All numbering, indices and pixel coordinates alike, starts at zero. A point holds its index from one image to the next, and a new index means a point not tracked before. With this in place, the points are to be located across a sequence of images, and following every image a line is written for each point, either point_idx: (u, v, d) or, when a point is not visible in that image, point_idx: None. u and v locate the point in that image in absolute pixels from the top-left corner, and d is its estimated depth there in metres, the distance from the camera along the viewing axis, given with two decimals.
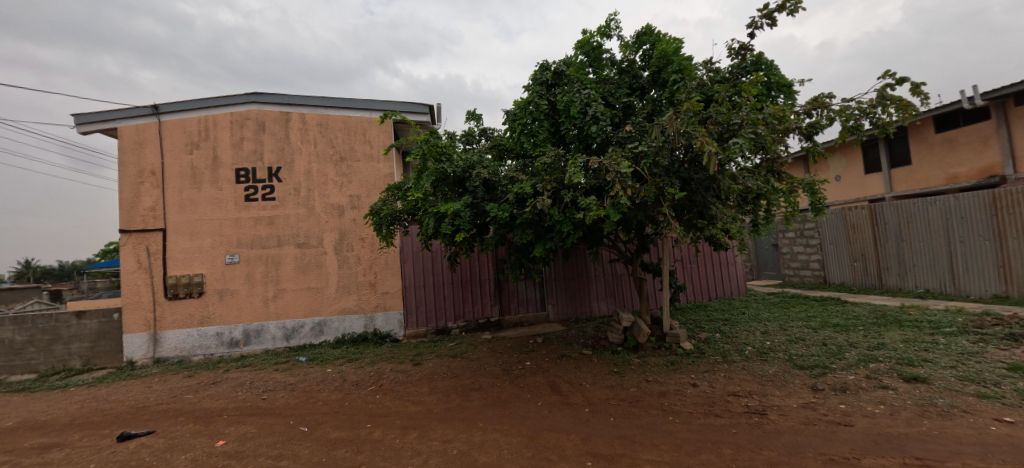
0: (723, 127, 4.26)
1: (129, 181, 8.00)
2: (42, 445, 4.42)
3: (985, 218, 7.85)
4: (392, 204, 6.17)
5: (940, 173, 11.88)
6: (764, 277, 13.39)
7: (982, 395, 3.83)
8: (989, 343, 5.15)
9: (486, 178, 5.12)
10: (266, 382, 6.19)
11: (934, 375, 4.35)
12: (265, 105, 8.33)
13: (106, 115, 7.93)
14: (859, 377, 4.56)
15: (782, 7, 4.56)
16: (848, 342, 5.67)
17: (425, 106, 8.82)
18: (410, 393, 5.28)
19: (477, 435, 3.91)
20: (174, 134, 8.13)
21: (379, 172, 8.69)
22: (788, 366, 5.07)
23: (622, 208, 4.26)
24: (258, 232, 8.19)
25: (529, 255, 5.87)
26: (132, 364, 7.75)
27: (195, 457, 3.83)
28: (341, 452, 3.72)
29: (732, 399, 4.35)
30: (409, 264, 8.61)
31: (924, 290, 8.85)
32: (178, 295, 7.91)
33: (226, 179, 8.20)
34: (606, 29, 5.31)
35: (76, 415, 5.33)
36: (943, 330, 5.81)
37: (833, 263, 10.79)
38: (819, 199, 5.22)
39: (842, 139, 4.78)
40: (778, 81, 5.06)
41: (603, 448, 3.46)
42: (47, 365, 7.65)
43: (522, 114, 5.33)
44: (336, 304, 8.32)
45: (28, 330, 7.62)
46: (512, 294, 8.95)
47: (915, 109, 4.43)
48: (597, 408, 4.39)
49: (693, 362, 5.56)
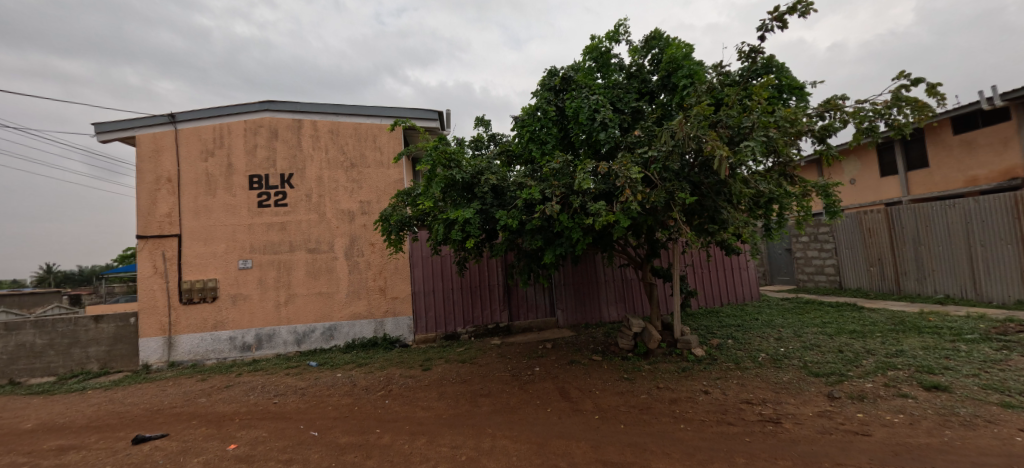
0: (734, 131, 4.23)
1: (146, 188, 8.17)
2: (59, 446, 4.49)
3: (1006, 221, 7.65)
4: (402, 210, 6.20)
5: (960, 175, 11.61)
6: (777, 282, 13.19)
7: (1007, 404, 3.70)
8: (1014, 350, 4.99)
9: (494, 183, 5.12)
10: (278, 386, 6.26)
11: (956, 384, 4.23)
12: (278, 113, 8.48)
13: (125, 123, 8.13)
14: (878, 385, 4.45)
15: (793, 9, 4.53)
16: (865, 349, 5.53)
17: (436, 113, 8.95)
18: (420, 398, 5.28)
19: (486, 441, 3.88)
20: (189, 141, 8.30)
21: (390, 177, 8.76)
22: (803, 374, 4.98)
23: (633, 214, 4.20)
24: (271, 238, 8.30)
25: (538, 260, 5.84)
26: (147, 368, 7.88)
27: (208, 460, 3.86)
28: (351, 457, 3.73)
29: (745, 407, 4.26)
30: (418, 270, 8.66)
31: (943, 295, 8.60)
32: (192, 300, 8.05)
33: (240, 185, 8.33)
34: (615, 34, 5.32)
35: (93, 417, 5.43)
36: (965, 337, 5.65)
37: (849, 267, 10.58)
38: (834, 202, 5.12)
39: (857, 142, 4.68)
40: (790, 84, 5.02)
41: (614, 456, 3.42)
42: (66, 368, 7.81)
43: (531, 120, 5.42)
44: (346, 310, 8.38)
45: (48, 333, 7.79)
46: (522, 299, 8.95)
47: (932, 111, 4.33)
48: (607, 415, 4.34)
49: (706, 368, 5.48)
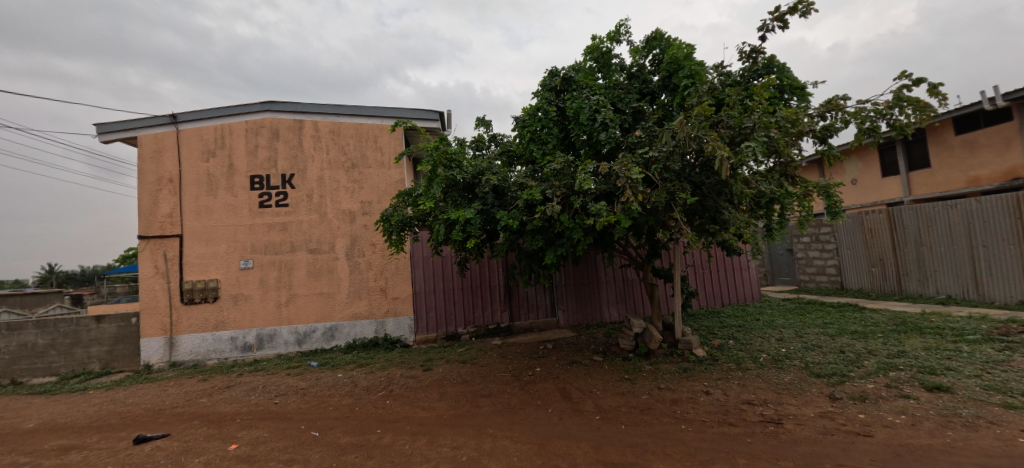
0: (735, 131, 4.22)
1: (148, 188, 8.18)
2: (60, 446, 4.49)
3: (1009, 222, 7.64)
4: (403, 210, 6.20)
5: (962, 176, 11.58)
6: (778, 282, 13.17)
7: (1009, 405, 3.69)
8: (1016, 351, 4.98)
9: (495, 184, 5.11)
10: (278, 386, 6.26)
11: (958, 385, 4.22)
12: (279, 113, 8.49)
13: (126, 123, 8.14)
14: (879, 385, 4.44)
15: (794, 9, 4.53)
16: (867, 350, 5.52)
17: (437, 113, 8.96)
18: (421, 399, 5.28)
19: (487, 442, 3.87)
20: (191, 142, 8.31)
21: (391, 178, 8.77)
22: (805, 374, 4.97)
23: (633, 214, 4.20)
24: (272, 238, 8.32)
25: (539, 260, 5.84)
26: (149, 368, 7.90)
27: (209, 460, 3.86)
28: (352, 457, 3.72)
29: (747, 408, 4.26)
30: (419, 270, 8.66)
31: (945, 296, 8.58)
32: (194, 300, 8.07)
33: (241, 185, 8.34)
34: (616, 35, 5.32)
35: (95, 418, 5.44)
36: (967, 338, 5.63)
37: (850, 267, 10.55)
38: (835, 202, 5.10)
39: (859, 142, 4.67)
40: (791, 84, 5.01)
41: (615, 456, 3.41)
42: (68, 368, 7.83)
43: (532, 120, 5.42)
44: (347, 310, 8.38)
45: (49, 333, 7.81)
46: (523, 300, 8.95)
47: (934, 111, 4.32)
48: (608, 415, 4.33)
49: (707, 369, 5.47)
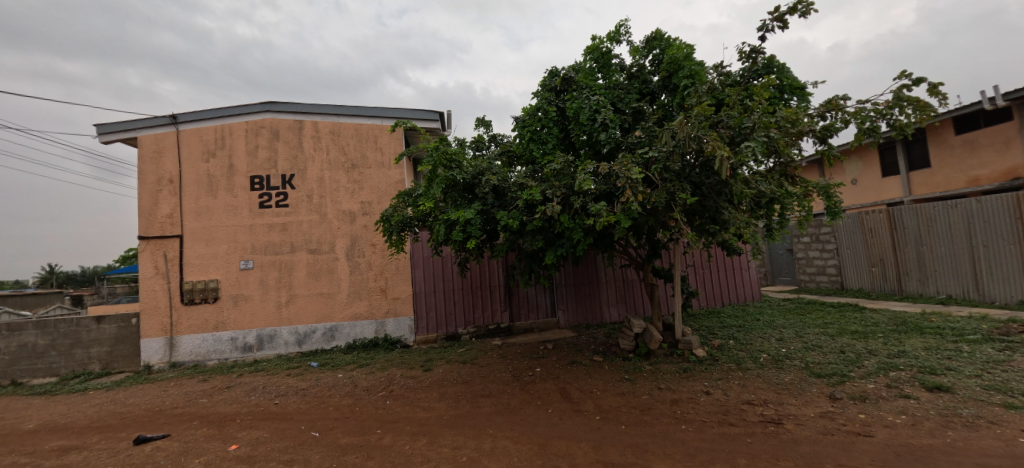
0: (734, 131, 4.22)
1: (148, 189, 8.18)
2: (60, 447, 4.49)
3: (1009, 221, 7.63)
4: (403, 210, 6.19)
5: (962, 176, 11.58)
6: (778, 282, 13.16)
7: (1009, 405, 3.68)
8: (1016, 351, 4.97)
9: (495, 184, 5.11)
10: (278, 386, 6.27)
11: (958, 385, 4.21)
12: (279, 114, 8.49)
13: (126, 124, 8.15)
14: (879, 385, 4.44)
15: (794, 9, 4.53)
16: (867, 350, 5.51)
17: (437, 113, 8.96)
18: (421, 399, 5.28)
19: (486, 442, 3.87)
20: (191, 142, 8.32)
21: (391, 178, 8.77)
22: (805, 374, 4.96)
23: (633, 214, 4.20)
24: (272, 239, 8.32)
25: (539, 261, 5.84)
26: (149, 368, 7.90)
27: (209, 460, 3.86)
28: (352, 457, 3.72)
29: (747, 408, 4.25)
30: (419, 271, 8.67)
31: (946, 296, 8.57)
32: (194, 300, 8.07)
33: (242, 185, 8.34)
34: (615, 35, 5.32)
35: (95, 418, 5.44)
36: (967, 338, 5.63)
37: (851, 267, 10.55)
38: (835, 202, 5.10)
39: (859, 142, 4.66)
40: (791, 84, 5.01)
41: (615, 456, 3.42)
42: (68, 368, 7.83)
43: (532, 121, 5.42)
44: (347, 310, 8.38)
45: (50, 334, 7.81)
46: (523, 300, 8.94)
47: (934, 110, 4.32)
48: (609, 415, 4.33)
49: (707, 369, 5.47)
